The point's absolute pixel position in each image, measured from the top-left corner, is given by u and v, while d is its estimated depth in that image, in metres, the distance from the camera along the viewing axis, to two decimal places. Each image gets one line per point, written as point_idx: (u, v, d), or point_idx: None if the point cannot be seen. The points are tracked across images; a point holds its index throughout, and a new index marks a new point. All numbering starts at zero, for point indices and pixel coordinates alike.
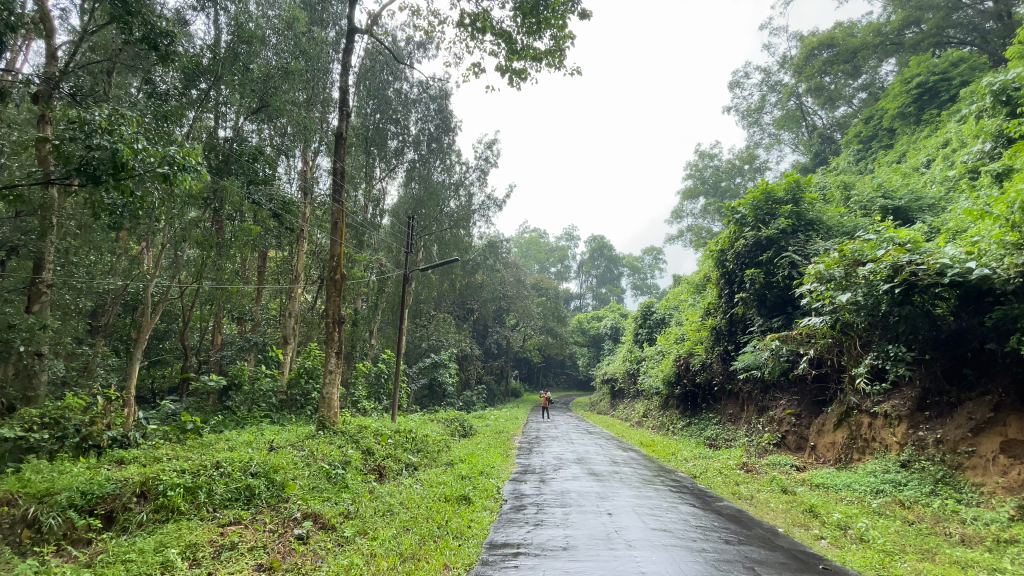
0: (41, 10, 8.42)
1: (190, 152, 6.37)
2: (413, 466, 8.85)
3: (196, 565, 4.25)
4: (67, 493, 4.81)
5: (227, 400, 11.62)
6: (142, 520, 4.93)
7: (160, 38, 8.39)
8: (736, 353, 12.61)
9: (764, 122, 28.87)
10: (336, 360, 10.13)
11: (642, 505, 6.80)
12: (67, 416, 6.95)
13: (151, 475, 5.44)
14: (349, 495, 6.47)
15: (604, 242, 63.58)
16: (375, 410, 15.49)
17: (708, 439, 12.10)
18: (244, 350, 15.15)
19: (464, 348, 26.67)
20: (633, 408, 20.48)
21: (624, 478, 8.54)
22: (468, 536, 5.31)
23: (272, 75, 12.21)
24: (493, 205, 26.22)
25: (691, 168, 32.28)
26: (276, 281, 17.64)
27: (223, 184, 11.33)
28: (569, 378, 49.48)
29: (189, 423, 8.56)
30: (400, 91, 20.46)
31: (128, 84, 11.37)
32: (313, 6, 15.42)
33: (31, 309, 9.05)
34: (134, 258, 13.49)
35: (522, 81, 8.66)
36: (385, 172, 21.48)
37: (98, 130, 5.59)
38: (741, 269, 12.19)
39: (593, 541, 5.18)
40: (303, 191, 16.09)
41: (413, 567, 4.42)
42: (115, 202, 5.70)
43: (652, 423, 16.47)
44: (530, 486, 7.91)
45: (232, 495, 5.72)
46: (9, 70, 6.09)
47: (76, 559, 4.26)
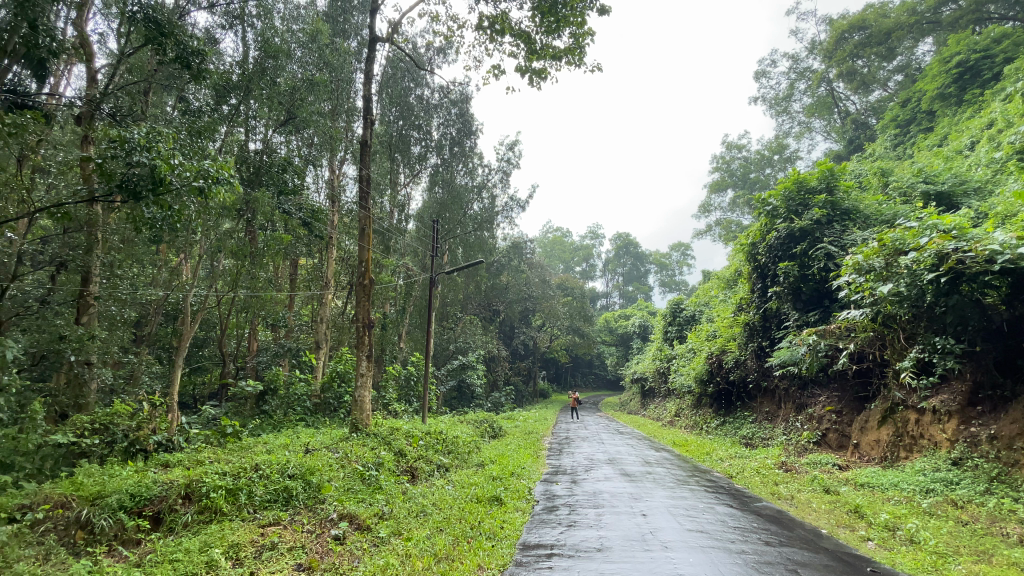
0: (81, 35, 8.92)
1: (222, 165, 6.67)
2: (445, 467, 8.95)
3: (239, 564, 4.38)
4: (117, 495, 5.05)
5: (264, 404, 12.01)
6: (187, 521, 5.11)
7: (191, 56, 8.74)
8: (770, 349, 12.23)
9: (793, 110, 27.98)
10: (367, 363, 10.27)
11: (677, 505, 6.69)
12: (115, 422, 7.28)
13: (195, 478, 5.64)
14: (383, 496, 6.58)
15: (629, 240, 63.00)
16: (405, 412, 15.69)
17: (744, 438, 11.77)
18: (278, 356, 15.58)
19: (492, 349, 26.76)
20: (665, 408, 20.14)
21: (657, 479, 8.42)
22: (502, 536, 5.33)
23: (298, 87, 12.53)
24: (517, 206, 26.22)
25: (717, 161, 31.59)
26: (308, 288, 18.10)
27: (256, 196, 11.71)
28: (597, 377, 49.04)
29: (229, 427, 8.84)
30: (422, 97, 20.67)
31: (163, 103, 11.81)
32: (335, 18, 15.75)
33: (80, 320, 9.55)
34: (173, 270, 14.01)
35: (542, 81, 8.68)
36: (410, 178, 21.60)
37: (137, 147, 5.84)
38: (774, 262, 11.82)
39: (628, 542, 5.11)
40: (331, 198, 16.57)
41: (448, 567, 4.45)
42: (155, 217, 6.01)
43: (685, 422, 16.16)
44: (562, 486, 7.88)
45: (271, 497, 5.86)
46: (54, 92, 6.41)
47: (126, 558, 4.45)
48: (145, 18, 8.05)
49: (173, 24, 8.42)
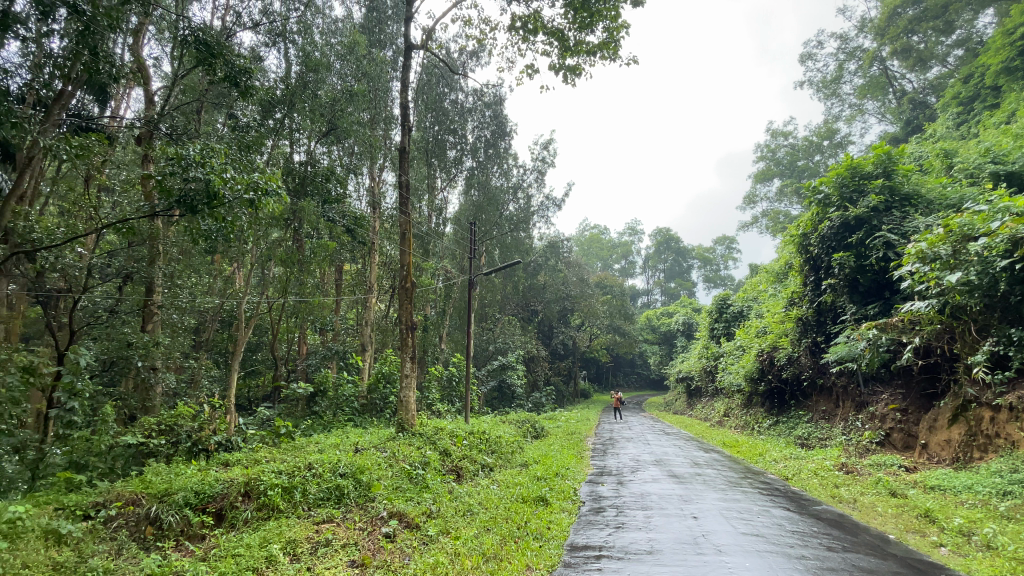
0: (137, 61, 9.55)
1: (270, 177, 7.00)
2: (489, 467, 9.01)
3: (297, 560, 4.55)
4: (183, 492, 5.34)
5: (315, 405, 12.58)
6: (247, 517, 5.35)
7: (239, 75, 9.13)
8: (826, 345, 11.65)
9: (843, 93, 26.59)
10: (411, 364, 10.44)
11: (730, 508, 6.45)
12: (179, 423, 7.67)
13: (253, 476, 5.89)
14: (430, 495, 6.68)
15: (670, 235, 61.65)
16: (449, 412, 15.90)
17: (799, 438, 11.23)
18: (326, 358, 16.16)
19: (531, 349, 26.73)
20: (713, 407, 19.50)
21: (708, 480, 8.15)
22: (549, 537, 5.30)
23: (338, 99, 12.90)
24: (553, 205, 26.06)
25: (762, 150, 30.41)
26: (352, 292, 18.64)
27: (302, 205, 12.22)
28: (640, 377, 48.10)
29: (283, 428, 9.17)
30: (456, 101, 20.79)
31: (214, 121, 12.44)
32: (371, 29, 16.15)
33: (145, 328, 10.27)
34: (227, 279, 14.69)
35: (576, 77, 8.61)
36: (446, 182, 22.07)
37: (192, 163, 6.22)
38: (827, 253, 11.25)
39: (679, 545, 4.97)
40: (372, 206, 17.05)
41: (497, 567, 4.45)
42: (211, 228, 6.37)
43: (735, 422, 15.61)
44: (608, 488, 7.75)
45: (324, 495, 6.06)
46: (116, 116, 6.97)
47: (193, 553, 4.71)
48: (196, 41, 8.53)
49: (221, 45, 8.85)
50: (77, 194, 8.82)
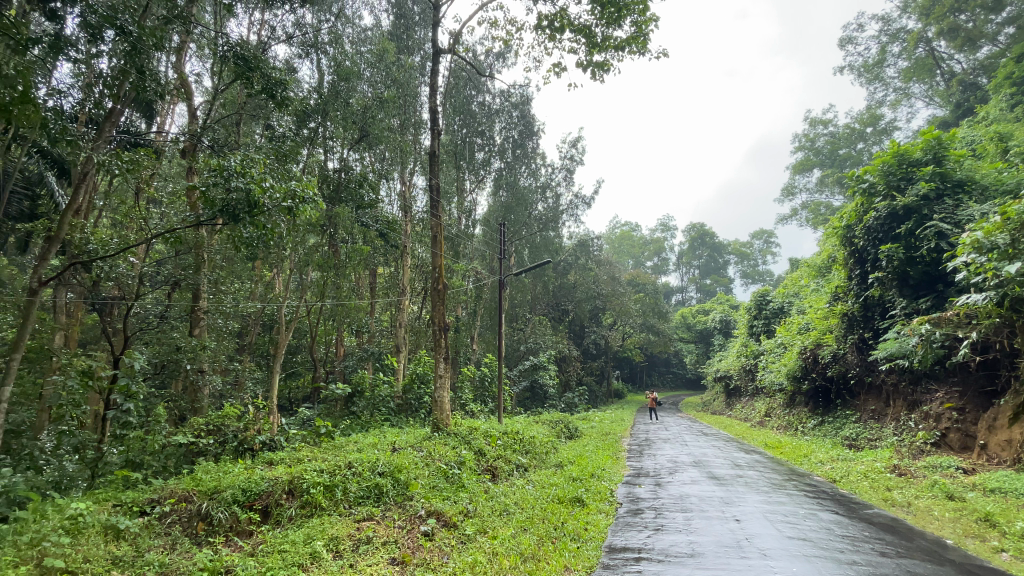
0: (180, 78, 10.02)
1: (307, 185, 7.24)
2: (524, 467, 9.03)
3: (340, 556, 4.67)
4: (231, 490, 5.57)
5: (352, 405, 12.89)
6: (291, 515, 5.54)
7: (275, 87, 9.42)
8: (874, 341, 11.14)
9: (887, 76, 25.37)
10: (444, 364, 10.56)
11: (774, 510, 6.26)
12: (226, 423, 7.97)
13: (297, 474, 6.07)
14: (466, 495, 6.75)
15: (705, 230, 60.21)
16: (482, 412, 16.02)
17: (847, 438, 10.77)
18: (363, 360, 16.58)
19: (563, 349, 26.56)
20: (754, 407, 18.90)
21: (750, 483, 7.90)
22: (586, 538, 5.26)
23: (370, 106, 13.20)
24: (582, 204, 25.75)
25: (800, 140, 29.36)
26: (386, 295, 18.99)
27: (337, 211, 12.58)
28: (675, 377, 47.01)
29: (323, 428, 9.40)
30: (483, 103, 20.89)
31: (252, 132, 12.90)
32: (399, 36, 16.41)
33: (193, 333, 10.74)
34: (268, 284, 15.21)
35: (605, 74, 8.53)
36: (475, 184, 22.22)
37: (234, 173, 6.50)
38: (874, 245, 10.76)
39: (722, 549, 4.85)
40: (403, 210, 17.34)
41: (535, 567, 4.46)
42: (252, 236, 6.65)
43: (777, 422, 15.08)
44: (645, 489, 7.62)
45: (364, 493, 6.19)
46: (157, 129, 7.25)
47: (242, 548, 4.90)
48: (235, 56, 8.89)
49: (258, 59, 9.18)
50: (128, 207, 9.31)
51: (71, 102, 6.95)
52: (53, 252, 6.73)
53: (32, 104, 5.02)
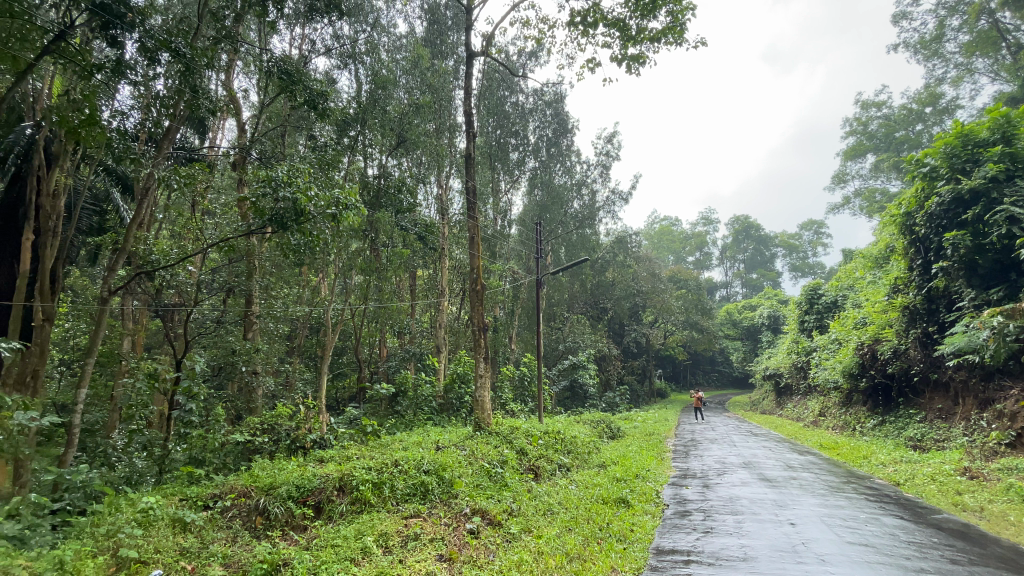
0: (230, 94, 10.57)
1: (350, 192, 7.52)
2: (566, 466, 9.00)
3: (389, 552, 4.80)
4: (286, 486, 5.83)
5: (396, 405, 13.19)
6: (342, 510, 5.73)
7: (317, 98, 9.73)
8: (939, 335, 10.46)
9: (946, 52, 23.71)
10: (485, 364, 10.64)
11: (832, 514, 5.98)
12: (279, 422, 8.33)
13: (346, 471, 6.28)
14: (510, 494, 6.79)
15: (749, 222, 58.10)
16: (522, 412, 16.07)
17: (910, 439, 10.15)
18: (405, 360, 17.05)
19: (602, 348, 26.25)
20: (807, 406, 18.06)
21: (805, 485, 7.56)
22: (633, 540, 5.19)
23: (406, 112, 13.48)
24: (619, 200, 25.10)
25: (851, 124, 27.88)
26: (426, 297, 19.36)
27: (378, 217, 12.96)
28: (721, 376, 45.48)
29: (369, 427, 9.65)
30: (517, 103, 20.95)
31: (297, 143, 13.44)
32: (433, 41, 16.69)
33: (247, 336, 11.26)
34: (314, 289, 15.79)
35: (641, 66, 8.39)
36: (510, 184, 22.36)
37: (281, 183, 6.80)
38: (937, 232, 10.10)
39: (776, 553, 4.69)
40: (440, 212, 17.62)
41: (581, 567, 4.44)
42: (299, 242, 6.95)
43: (832, 422, 14.37)
44: (693, 491, 7.43)
45: (410, 490, 6.33)
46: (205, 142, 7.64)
47: (297, 542, 5.11)
48: (280, 71, 9.29)
49: (301, 72, 9.56)
50: (185, 218, 9.86)
51: (133, 121, 7.45)
52: (120, 263, 7.24)
53: (97, 126, 6.22)
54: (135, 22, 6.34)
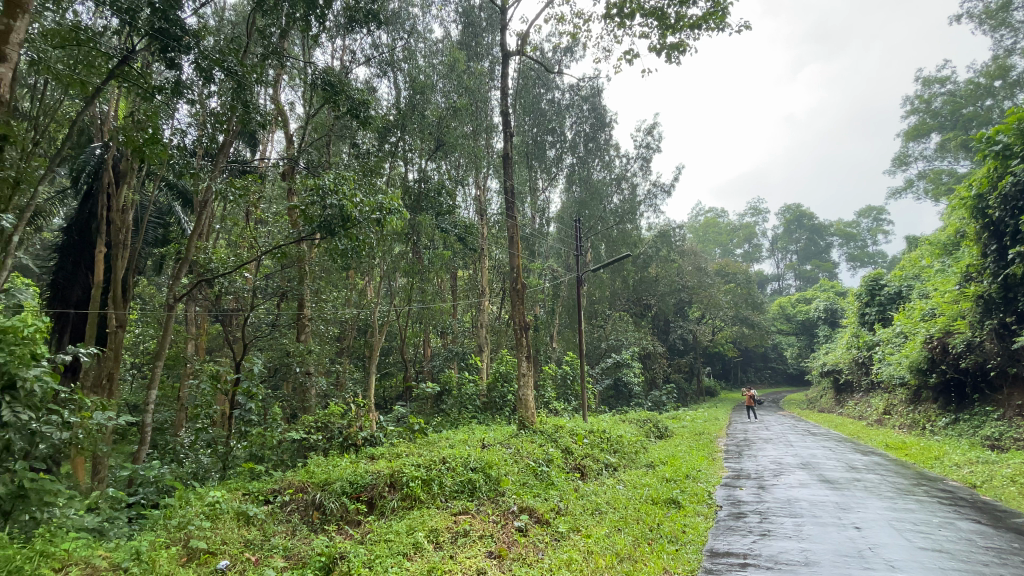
0: (278, 107, 11.06)
1: (392, 196, 7.71)
2: (612, 466, 8.88)
3: (440, 548, 4.90)
4: (340, 482, 6.05)
5: (442, 404, 13.41)
6: (394, 506, 5.88)
7: (359, 107, 10.00)
8: (1019, 326, 9.64)
9: (1018, 19, 21.75)
10: (527, 363, 10.65)
11: (901, 518, 5.61)
12: (332, 421, 8.62)
13: (396, 468, 6.45)
14: (557, 493, 6.76)
15: (801, 211, 55.46)
16: (566, 411, 16.01)
17: (988, 438, 9.41)
18: (449, 359, 17.40)
19: (646, 345, 25.73)
20: (870, 404, 17.04)
21: (870, 487, 7.14)
22: (685, 542, 5.07)
23: (444, 116, 13.69)
24: (661, 193, 24.54)
25: (911, 103, 26.08)
26: (467, 296, 19.58)
27: (420, 219, 13.25)
28: (774, 373, 43.57)
29: (416, 424, 9.85)
30: (553, 100, 20.90)
31: (341, 151, 13.91)
32: (468, 44, 16.86)
33: (301, 338, 11.73)
34: (361, 291, 16.29)
35: (681, 54, 8.16)
36: (548, 182, 22.33)
37: (328, 191, 7.07)
38: (1014, 214, 9.33)
39: (840, 558, 4.46)
40: (479, 213, 17.79)
41: (632, 568, 4.37)
42: (346, 247, 7.17)
43: (899, 421, 13.48)
44: (747, 492, 7.17)
45: (458, 487, 6.44)
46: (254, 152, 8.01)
47: (353, 536, 5.30)
48: (323, 82, 9.65)
49: (343, 83, 9.87)
50: (240, 228, 10.38)
51: (191, 139, 7.91)
52: (183, 272, 7.71)
53: (158, 144, 6.58)
54: (191, 44, 6.73)
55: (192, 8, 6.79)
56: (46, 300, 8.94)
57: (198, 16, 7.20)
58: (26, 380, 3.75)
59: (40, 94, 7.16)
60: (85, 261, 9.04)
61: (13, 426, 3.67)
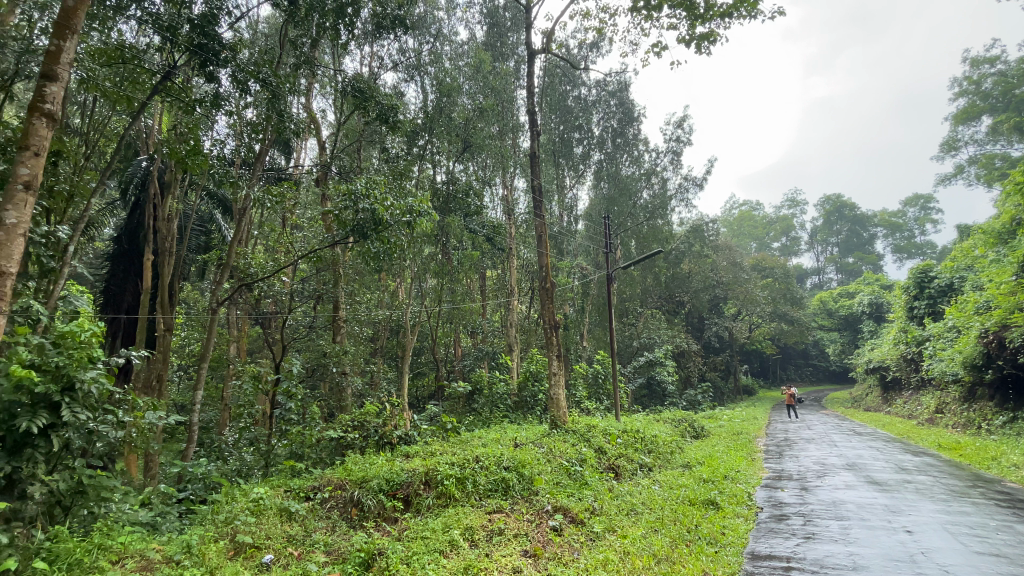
0: (310, 115, 11.38)
1: (421, 199, 7.82)
2: (647, 466, 8.75)
3: (476, 545, 4.95)
4: (377, 480, 6.18)
5: (473, 403, 13.49)
6: (429, 504, 5.97)
7: (387, 112, 10.18)
8: None
9: None
10: (558, 362, 10.60)
11: (956, 522, 5.33)
12: (367, 420, 8.79)
13: (431, 467, 6.55)
14: (591, 493, 6.72)
15: (842, 201, 53.23)
16: (598, 410, 15.86)
17: None
18: (479, 359, 17.49)
19: (680, 343, 25.21)
20: (921, 402, 16.20)
21: (921, 490, 6.79)
22: (724, 544, 4.96)
23: (471, 117, 13.81)
24: (693, 186, 23.99)
25: (959, 84, 24.65)
26: (497, 296, 19.63)
27: (449, 220, 13.39)
28: (816, 370, 41.97)
29: (449, 424, 9.94)
30: (579, 97, 20.73)
31: (371, 156, 14.19)
32: (494, 44, 16.93)
33: (337, 339, 12.02)
34: (393, 293, 16.57)
35: (711, 44, 7.97)
36: (575, 179, 22.18)
37: (360, 196, 7.24)
38: None
39: (890, 563, 4.27)
40: (507, 213, 17.83)
41: (670, 569, 4.31)
42: (379, 250, 7.31)
43: (952, 420, 12.77)
44: (789, 493, 6.95)
45: (492, 486, 6.48)
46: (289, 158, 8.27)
47: (390, 532, 5.40)
48: (353, 89, 9.88)
49: (372, 89, 10.06)
50: (278, 234, 10.72)
51: (230, 149, 8.22)
52: (225, 277, 8.02)
53: (200, 155, 6.87)
54: (228, 58, 6.92)
55: (228, 23, 7.04)
56: (100, 306, 9.46)
57: (234, 31, 7.47)
58: (83, 383, 3.97)
59: (91, 111, 7.59)
60: (134, 268, 9.52)
61: (71, 425, 3.86)
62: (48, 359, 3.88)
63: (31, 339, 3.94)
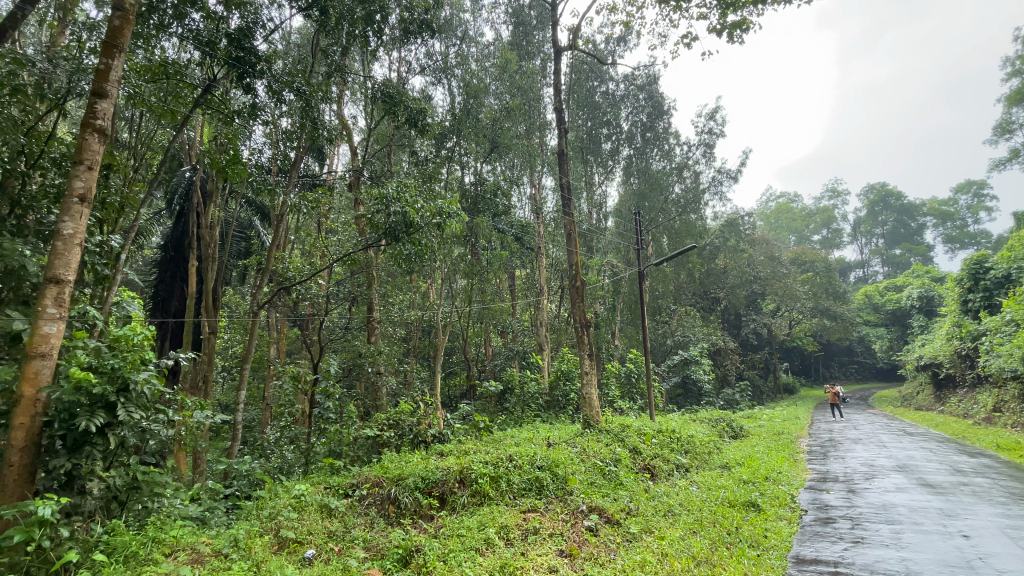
0: (342, 122, 11.66)
1: (451, 201, 7.91)
2: (684, 467, 8.57)
3: (511, 544, 4.98)
4: (413, 478, 6.28)
5: (505, 402, 13.53)
6: (464, 502, 6.04)
7: (416, 116, 10.32)
8: None
9: None
10: (590, 361, 10.51)
11: (1018, 526, 5.01)
12: (403, 418, 8.92)
13: (465, 466, 6.62)
14: (627, 493, 6.64)
15: (887, 190, 51.04)
16: (631, 410, 15.64)
17: None
18: (510, 358, 17.53)
19: (715, 340, 24.59)
20: (977, 401, 15.30)
21: (980, 493, 6.41)
22: (767, 547, 4.81)
23: (498, 117, 13.87)
24: (727, 179, 23.35)
25: (1014, 62, 23.11)
26: (526, 295, 19.62)
27: (478, 220, 13.48)
28: (862, 368, 40.18)
29: (482, 423, 9.99)
30: (607, 92, 20.47)
31: (401, 159, 14.42)
32: (520, 43, 16.94)
33: (371, 340, 12.25)
34: (424, 293, 16.80)
35: (744, 32, 7.75)
36: (604, 176, 21.93)
37: (392, 199, 7.38)
38: None
39: (947, 569, 4.05)
40: (535, 212, 17.79)
41: (711, 571, 4.22)
42: (410, 252, 7.44)
43: (1013, 420, 12.00)
44: (835, 496, 6.69)
45: (526, 485, 6.50)
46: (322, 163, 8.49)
47: (427, 530, 5.47)
48: (383, 94, 10.06)
49: (401, 93, 10.22)
50: (314, 238, 11.02)
51: (267, 157, 8.50)
52: (265, 280, 8.30)
53: (239, 164, 7.15)
54: (264, 69, 7.19)
55: (263, 35, 7.28)
56: (150, 311, 9.98)
57: (269, 43, 7.72)
58: (137, 383, 4.14)
59: (139, 126, 8.00)
60: (180, 273, 10.00)
61: (126, 424, 4.01)
62: (104, 361, 4.08)
63: (88, 343, 4.19)
